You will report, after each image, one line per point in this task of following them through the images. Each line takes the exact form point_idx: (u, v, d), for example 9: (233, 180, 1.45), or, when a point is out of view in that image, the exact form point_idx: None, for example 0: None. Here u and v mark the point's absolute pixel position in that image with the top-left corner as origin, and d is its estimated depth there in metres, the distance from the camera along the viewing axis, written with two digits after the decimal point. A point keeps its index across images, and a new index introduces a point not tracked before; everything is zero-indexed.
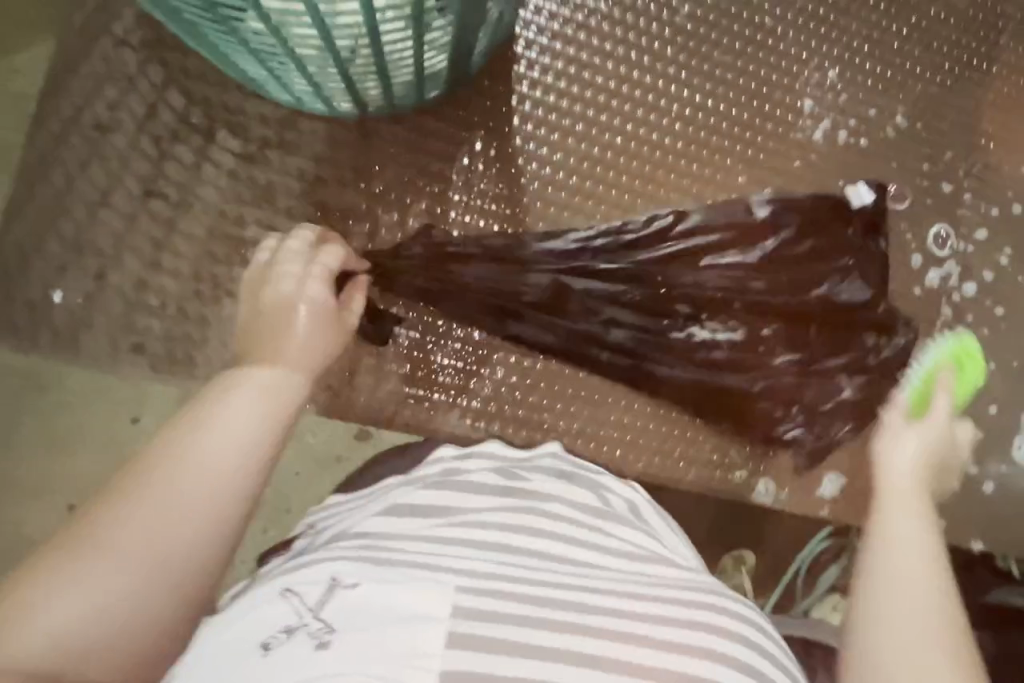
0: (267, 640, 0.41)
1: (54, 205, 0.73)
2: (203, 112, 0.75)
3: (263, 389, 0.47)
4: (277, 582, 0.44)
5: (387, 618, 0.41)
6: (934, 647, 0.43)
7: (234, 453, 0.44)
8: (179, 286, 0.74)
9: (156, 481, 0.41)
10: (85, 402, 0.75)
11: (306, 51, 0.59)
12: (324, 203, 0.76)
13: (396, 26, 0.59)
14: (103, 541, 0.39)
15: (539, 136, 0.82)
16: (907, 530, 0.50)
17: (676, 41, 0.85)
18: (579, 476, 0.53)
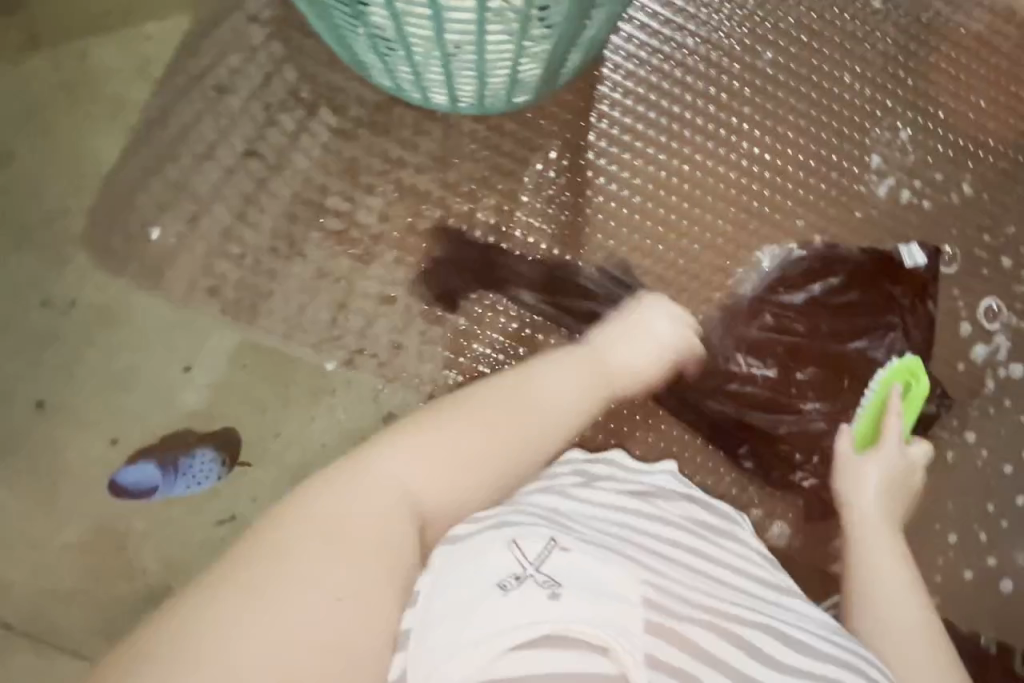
0: (502, 582, 0.46)
1: (166, 151, 0.81)
2: (310, 88, 0.81)
3: (579, 376, 0.65)
4: (503, 533, 0.50)
5: (598, 589, 0.47)
6: (922, 640, 0.59)
7: (561, 405, 0.61)
8: (259, 240, 0.81)
9: (496, 406, 0.58)
10: (150, 337, 0.81)
11: (416, 41, 0.65)
12: (402, 185, 0.82)
13: (504, 34, 0.64)
14: (464, 430, 0.55)
15: (611, 153, 0.86)
16: (885, 554, 0.68)
17: (757, 83, 0.89)
18: (691, 506, 0.63)
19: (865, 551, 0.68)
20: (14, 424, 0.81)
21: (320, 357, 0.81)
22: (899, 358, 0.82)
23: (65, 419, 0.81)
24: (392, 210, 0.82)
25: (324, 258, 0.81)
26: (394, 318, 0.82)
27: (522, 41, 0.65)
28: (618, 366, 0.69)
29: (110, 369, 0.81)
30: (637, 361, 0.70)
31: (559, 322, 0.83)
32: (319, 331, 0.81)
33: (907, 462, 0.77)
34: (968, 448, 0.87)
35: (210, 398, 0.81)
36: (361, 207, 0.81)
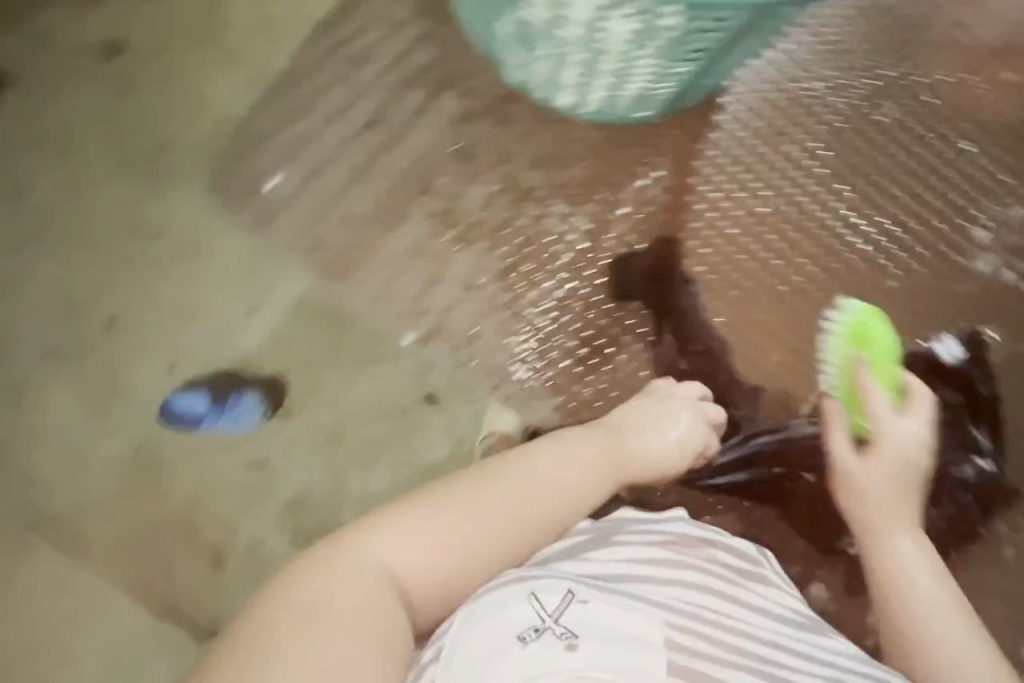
0: (521, 634, 0.49)
1: (297, 109, 0.85)
2: (441, 70, 0.84)
3: (591, 455, 0.66)
4: (521, 587, 0.53)
5: (618, 637, 0.50)
6: (966, 648, 0.59)
7: (576, 492, 0.63)
8: (365, 205, 0.84)
9: (501, 483, 0.60)
10: (235, 276, 0.87)
11: (576, 13, 0.69)
12: (509, 177, 0.84)
13: (659, 23, 0.68)
14: (466, 504, 0.58)
15: (716, 181, 0.87)
16: (913, 563, 0.65)
17: (871, 134, 0.88)
18: (711, 535, 0.65)
19: (887, 569, 0.65)
20: (87, 335, 0.88)
21: (400, 327, 0.84)
22: (846, 314, 0.77)
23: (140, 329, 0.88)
24: (495, 199, 0.84)
25: (423, 234, 0.84)
26: (477, 303, 0.84)
27: (673, 36, 0.69)
28: (637, 447, 0.69)
29: (204, 302, 0.87)
30: (666, 444, 0.71)
31: (631, 337, 0.84)
32: (405, 302, 0.84)
33: (915, 446, 0.71)
34: None
35: (265, 344, 0.86)
36: (466, 192, 0.84)
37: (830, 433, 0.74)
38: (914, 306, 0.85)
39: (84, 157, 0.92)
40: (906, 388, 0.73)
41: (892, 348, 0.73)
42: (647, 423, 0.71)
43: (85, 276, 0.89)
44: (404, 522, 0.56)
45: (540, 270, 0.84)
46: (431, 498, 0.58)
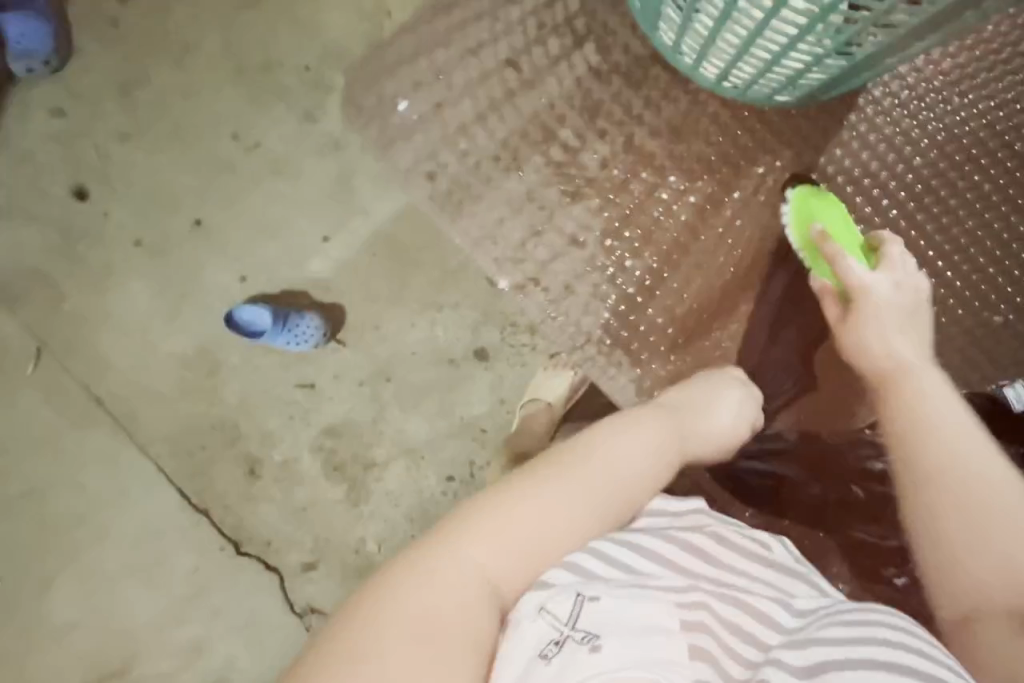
0: (542, 651, 0.52)
1: (435, 35, 0.83)
2: (585, 23, 0.83)
3: (651, 451, 0.67)
4: (529, 602, 0.55)
5: (636, 628, 0.53)
6: (976, 458, 0.54)
7: (639, 478, 0.66)
8: (486, 144, 0.83)
9: (554, 477, 0.61)
10: None
11: (732, 23, 0.70)
12: (631, 141, 0.84)
13: (815, 45, 0.69)
14: (537, 494, 0.60)
15: (839, 184, 0.84)
16: (928, 383, 0.61)
17: (1006, 161, 0.85)
18: (704, 523, 0.69)
19: (908, 391, 0.61)
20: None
21: (497, 273, 0.84)
22: (790, 193, 0.80)
23: None
24: (614, 161, 0.83)
25: (536, 182, 0.83)
26: (577, 262, 0.84)
27: (827, 55, 0.70)
28: (690, 436, 0.71)
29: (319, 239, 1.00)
30: (719, 434, 0.74)
31: (717, 325, 0.84)
32: (506, 248, 0.84)
33: (903, 267, 0.70)
34: None
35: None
36: (588, 148, 0.83)
37: (831, 301, 0.72)
38: (1008, 346, 0.84)
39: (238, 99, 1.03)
40: (881, 249, 0.72)
41: (840, 214, 0.77)
42: (696, 414, 0.73)
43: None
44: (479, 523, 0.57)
45: (644, 240, 0.84)
46: (502, 496, 0.59)
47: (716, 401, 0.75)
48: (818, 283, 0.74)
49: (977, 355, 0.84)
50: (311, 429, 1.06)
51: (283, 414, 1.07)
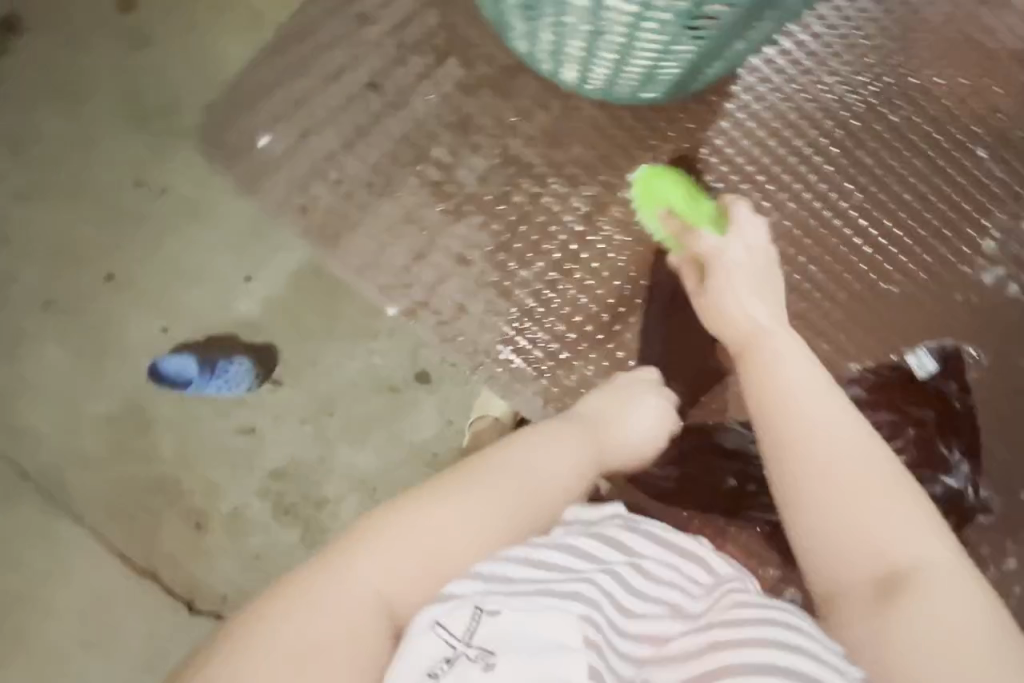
0: (431, 669, 0.45)
1: (291, 66, 0.81)
2: (446, 38, 0.81)
3: (568, 455, 0.63)
4: (424, 614, 0.47)
5: (531, 648, 0.46)
6: (851, 444, 0.56)
7: (559, 482, 0.61)
8: (358, 171, 0.82)
9: (461, 489, 0.55)
10: None
11: (569, 14, 0.64)
12: (507, 152, 0.82)
13: (658, 27, 0.63)
14: (449, 502, 0.54)
15: (721, 172, 0.85)
16: (800, 368, 0.62)
17: (884, 133, 0.86)
18: (632, 536, 0.61)
19: (783, 377, 0.61)
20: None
21: (386, 298, 0.83)
22: (636, 176, 0.80)
23: None
24: (491, 175, 0.82)
25: (415, 204, 0.82)
26: (466, 279, 0.82)
27: (674, 37, 0.64)
28: (612, 439, 0.68)
29: None
30: (637, 434, 0.70)
31: (617, 326, 0.82)
32: (390, 273, 0.82)
33: (748, 238, 0.73)
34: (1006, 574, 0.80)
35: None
36: (463, 164, 0.82)
37: (690, 273, 0.76)
38: (906, 314, 0.84)
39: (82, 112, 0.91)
40: (728, 217, 0.75)
41: (685, 185, 0.79)
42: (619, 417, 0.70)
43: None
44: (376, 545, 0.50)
45: (533, 250, 0.83)
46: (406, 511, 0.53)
47: (630, 394, 0.72)
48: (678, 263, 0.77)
49: (877, 326, 0.84)
50: (256, 476, 1.00)
51: (225, 463, 1.00)
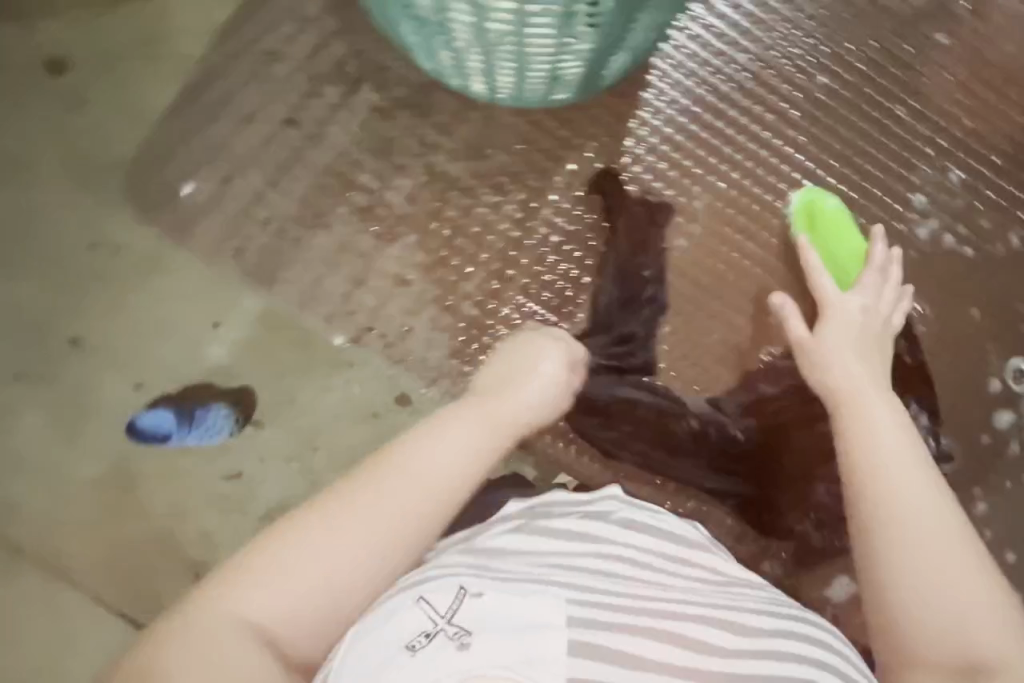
0: (410, 642, 0.46)
1: (207, 112, 0.82)
2: (357, 65, 0.82)
3: (464, 442, 0.55)
4: (407, 593, 0.50)
5: (513, 622, 0.47)
6: (933, 507, 0.47)
7: (454, 472, 0.54)
8: (286, 207, 0.82)
9: (339, 500, 0.51)
10: (199, 309, 0.84)
11: (457, 29, 0.63)
12: (432, 169, 0.82)
13: (546, 35, 0.61)
14: (324, 519, 0.50)
15: (648, 161, 0.85)
16: (885, 420, 0.53)
17: (803, 104, 0.86)
18: (637, 515, 0.60)
19: (864, 429, 0.52)
20: (52, 354, 0.85)
21: (332, 328, 0.83)
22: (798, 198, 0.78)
23: (93, 381, 0.85)
24: (419, 193, 0.82)
25: (347, 232, 0.83)
26: (408, 299, 0.83)
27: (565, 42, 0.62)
28: (517, 413, 0.59)
29: (190, 310, 0.84)
30: (544, 400, 0.62)
31: (564, 325, 0.83)
32: (331, 303, 0.83)
33: (874, 302, 0.66)
34: (975, 520, 0.81)
35: (235, 353, 0.84)
36: (389, 187, 0.82)
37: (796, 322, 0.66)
38: None
39: (25, 167, 0.85)
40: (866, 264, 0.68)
41: (840, 215, 0.75)
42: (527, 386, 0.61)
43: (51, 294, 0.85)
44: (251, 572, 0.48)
45: (470, 262, 0.83)
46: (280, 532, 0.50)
47: (530, 358, 0.64)
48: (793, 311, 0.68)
49: None
50: None
51: None
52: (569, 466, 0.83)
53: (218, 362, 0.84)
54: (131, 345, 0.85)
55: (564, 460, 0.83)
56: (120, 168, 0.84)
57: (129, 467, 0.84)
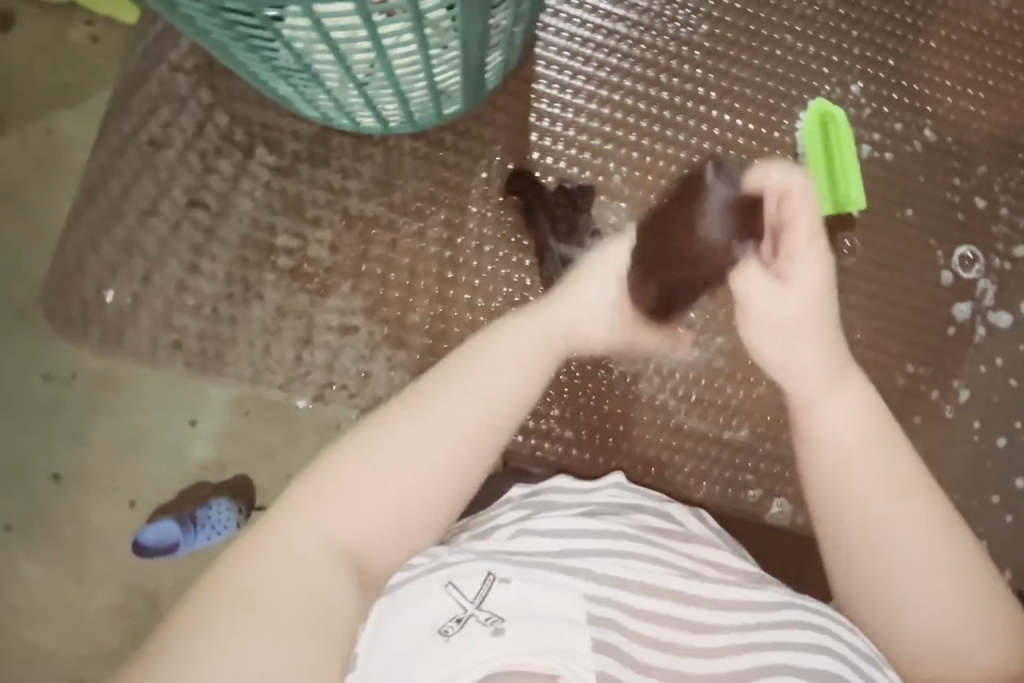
0: (442, 628, 0.46)
1: (107, 216, 0.81)
2: (245, 131, 0.81)
3: (531, 339, 0.54)
4: (436, 577, 0.49)
5: (541, 614, 0.47)
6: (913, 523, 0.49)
7: (524, 368, 0.53)
8: (213, 287, 0.81)
9: (414, 406, 0.49)
10: (167, 416, 0.83)
11: (325, 73, 0.62)
12: (348, 213, 0.82)
13: (411, 60, 0.61)
14: (401, 428, 0.48)
15: (558, 150, 0.84)
16: (859, 426, 0.51)
17: (693, 55, 0.86)
18: (645, 502, 0.59)
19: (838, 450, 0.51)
20: (31, 496, 0.83)
21: (291, 394, 0.82)
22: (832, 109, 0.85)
23: (81, 514, 0.83)
24: (342, 240, 0.82)
25: (281, 296, 0.81)
26: (359, 345, 0.82)
27: (430, 61, 0.62)
28: (581, 311, 0.57)
29: (162, 418, 0.84)
30: None
31: None
32: (284, 370, 0.82)
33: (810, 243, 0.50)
34: (959, 406, 0.83)
35: (217, 448, 0.84)
36: (311, 242, 0.81)
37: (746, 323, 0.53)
38: None
39: None
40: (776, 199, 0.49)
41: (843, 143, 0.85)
42: (582, 285, 0.57)
43: (13, 437, 0.83)
44: (324, 487, 0.46)
45: (410, 293, 0.82)
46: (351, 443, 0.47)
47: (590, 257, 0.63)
48: (741, 275, 0.50)
49: None
50: None
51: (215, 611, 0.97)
52: (560, 464, 0.82)
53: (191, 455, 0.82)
54: (101, 469, 0.83)
55: (554, 458, 0.83)
56: (38, 290, 0.82)
57: (132, 584, 0.82)
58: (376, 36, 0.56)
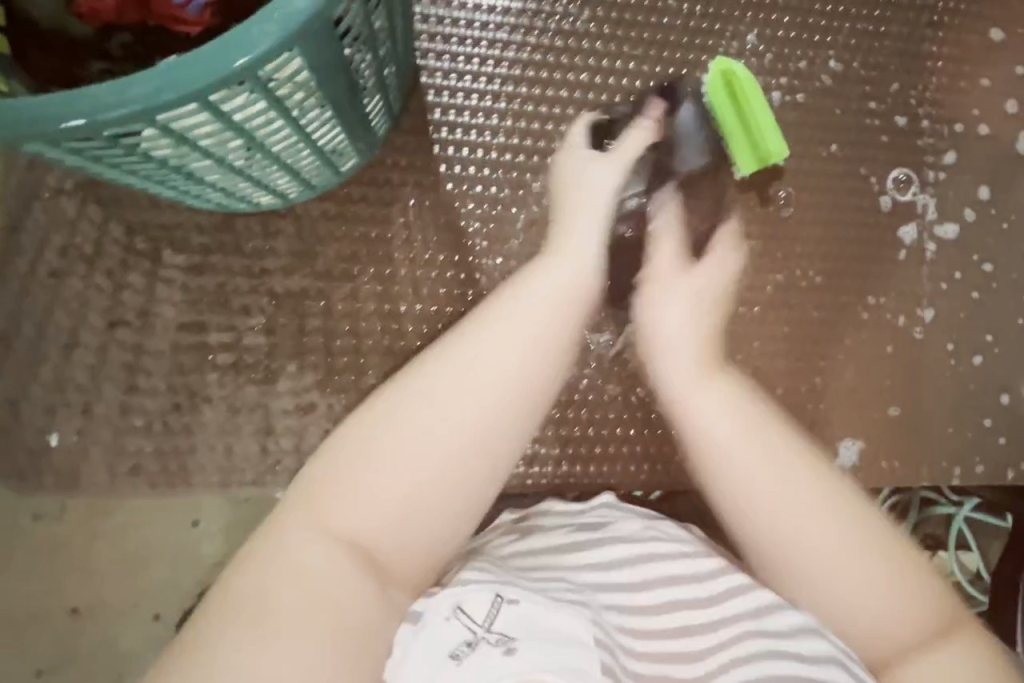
0: (453, 652, 0.45)
1: (28, 359, 0.78)
2: (146, 238, 0.78)
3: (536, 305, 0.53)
4: (444, 599, 0.47)
5: (554, 634, 0.46)
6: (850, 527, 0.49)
7: (533, 339, 0.51)
8: (156, 402, 0.78)
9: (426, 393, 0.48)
10: (159, 532, 0.79)
11: (203, 171, 0.60)
12: (275, 293, 0.79)
13: (287, 138, 0.59)
14: (412, 415, 0.47)
15: (470, 175, 0.82)
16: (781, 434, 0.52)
17: (582, 45, 0.84)
18: (634, 518, 0.61)
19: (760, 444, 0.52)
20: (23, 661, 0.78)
21: (266, 486, 0.79)
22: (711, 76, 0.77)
23: (105, 644, 0.78)
24: (276, 321, 0.79)
25: (229, 393, 0.79)
26: (321, 420, 0.79)
27: (306, 132, 0.60)
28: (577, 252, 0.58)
29: (158, 532, 0.79)
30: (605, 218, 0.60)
31: None
32: (252, 466, 0.79)
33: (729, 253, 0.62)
34: (927, 326, 0.82)
35: (207, 559, 0.80)
36: (244, 331, 0.79)
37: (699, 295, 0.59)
38: None
39: None
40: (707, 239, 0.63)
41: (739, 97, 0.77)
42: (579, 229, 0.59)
43: None
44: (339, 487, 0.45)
45: (359, 355, 0.79)
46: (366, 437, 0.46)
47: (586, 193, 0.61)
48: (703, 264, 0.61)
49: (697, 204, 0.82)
50: None
51: None
52: (553, 486, 0.80)
53: (179, 574, 0.79)
54: (108, 600, 0.79)
55: (545, 483, 0.80)
56: None
57: None
58: (242, 128, 0.54)
